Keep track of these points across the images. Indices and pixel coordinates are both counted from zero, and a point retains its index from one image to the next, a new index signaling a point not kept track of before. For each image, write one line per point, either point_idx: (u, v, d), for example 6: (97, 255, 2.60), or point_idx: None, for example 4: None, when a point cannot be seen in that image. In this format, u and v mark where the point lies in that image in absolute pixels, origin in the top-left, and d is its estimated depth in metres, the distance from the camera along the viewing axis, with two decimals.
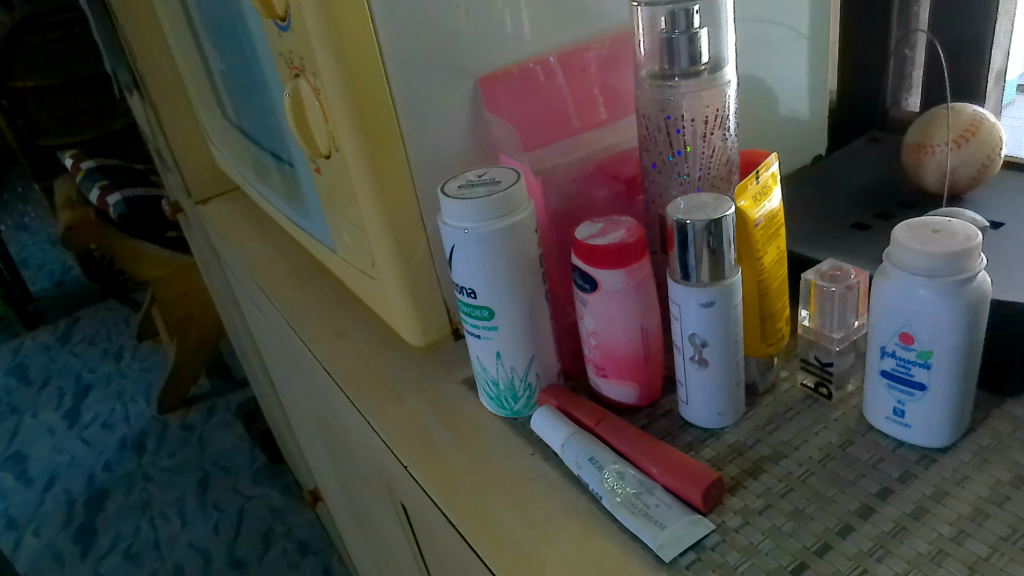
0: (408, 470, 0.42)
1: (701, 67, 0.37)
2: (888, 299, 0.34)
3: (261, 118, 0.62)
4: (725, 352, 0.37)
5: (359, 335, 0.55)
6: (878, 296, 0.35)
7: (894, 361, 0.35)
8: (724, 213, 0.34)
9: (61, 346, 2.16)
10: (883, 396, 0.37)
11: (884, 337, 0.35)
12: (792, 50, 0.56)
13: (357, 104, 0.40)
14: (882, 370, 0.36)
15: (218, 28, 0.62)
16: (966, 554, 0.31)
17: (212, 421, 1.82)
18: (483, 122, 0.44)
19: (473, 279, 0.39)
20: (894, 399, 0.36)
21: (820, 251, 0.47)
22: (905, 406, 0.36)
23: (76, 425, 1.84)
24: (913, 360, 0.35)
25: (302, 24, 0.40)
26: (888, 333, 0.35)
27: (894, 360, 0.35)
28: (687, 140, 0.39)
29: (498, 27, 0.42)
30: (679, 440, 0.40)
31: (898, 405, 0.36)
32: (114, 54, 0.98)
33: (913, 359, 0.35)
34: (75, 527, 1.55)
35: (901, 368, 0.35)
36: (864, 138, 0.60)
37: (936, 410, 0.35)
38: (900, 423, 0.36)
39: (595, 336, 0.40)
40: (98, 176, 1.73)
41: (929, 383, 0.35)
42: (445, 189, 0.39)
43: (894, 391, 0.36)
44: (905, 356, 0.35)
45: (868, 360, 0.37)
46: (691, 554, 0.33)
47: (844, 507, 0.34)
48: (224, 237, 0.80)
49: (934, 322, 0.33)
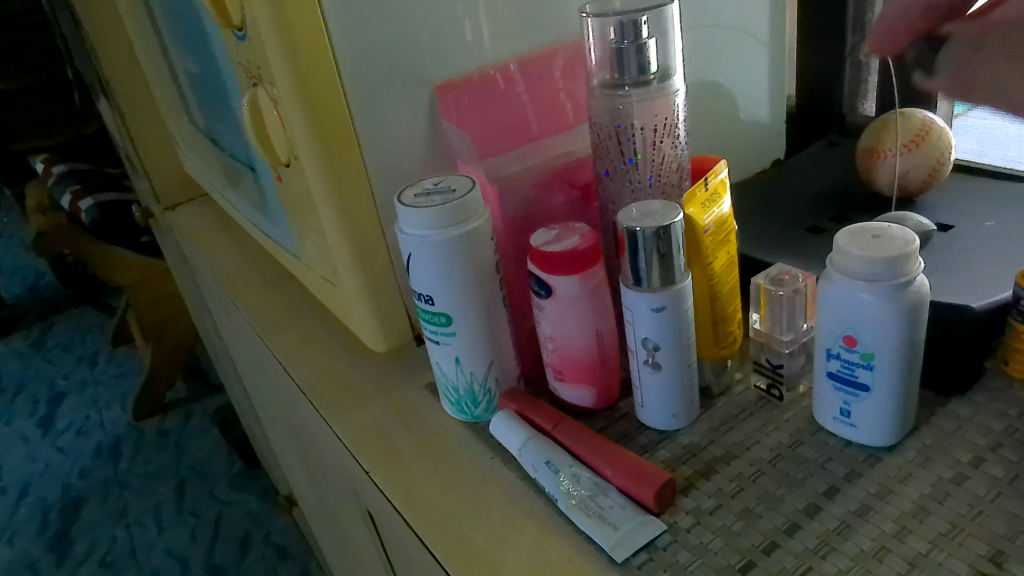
0: (370, 474, 0.43)
1: (650, 77, 0.38)
2: (833, 302, 0.35)
3: (226, 125, 0.62)
4: (678, 355, 0.38)
5: (325, 341, 0.55)
6: (823, 300, 0.36)
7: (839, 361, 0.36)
8: (672, 220, 0.35)
9: (35, 352, 2.14)
10: (831, 397, 0.38)
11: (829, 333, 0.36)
12: (750, 55, 0.57)
13: (313, 113, 0.40)
14: (828, 372, 0.37)
15: (183, 34, 0.62)
16: (907, 550, 0.32)
17: (189, 426, 1.81)
18: (440, 130, 0.44)
19: (430, 286, 0.40)
20: (841, 400, 0.37)
21: (775, 254, 0.48)
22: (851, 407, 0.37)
23: (50, 432, 1.82)
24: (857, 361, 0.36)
25: (258, 35, 0.40)
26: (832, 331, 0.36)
27: (839, 362, 0.36)
28: (637, 148, 0.39)
29: (455, 37, 0.43)
30: (635, 442, 0.40)
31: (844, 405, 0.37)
32: (81, 59, 0.97)
33: (858, 361, 0.35)
34: (49, 535, 1.53)
35: (847, 367, 0.36)
36: (822, 142, 0.61)
37: (880, 412, 0.36)
38: (846, 423, 0.37)
39: (552, 341, 0.41)
40: (70, 181, 1.71)
41: (873, 384, 0.35)
42: (401, 198, 0.39)
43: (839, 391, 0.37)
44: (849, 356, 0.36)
45: (816, 363, 0.38)
46: (643, 554, 0.34)
47: (792, 506, 0.35)
48: (192, 244, 0.80)
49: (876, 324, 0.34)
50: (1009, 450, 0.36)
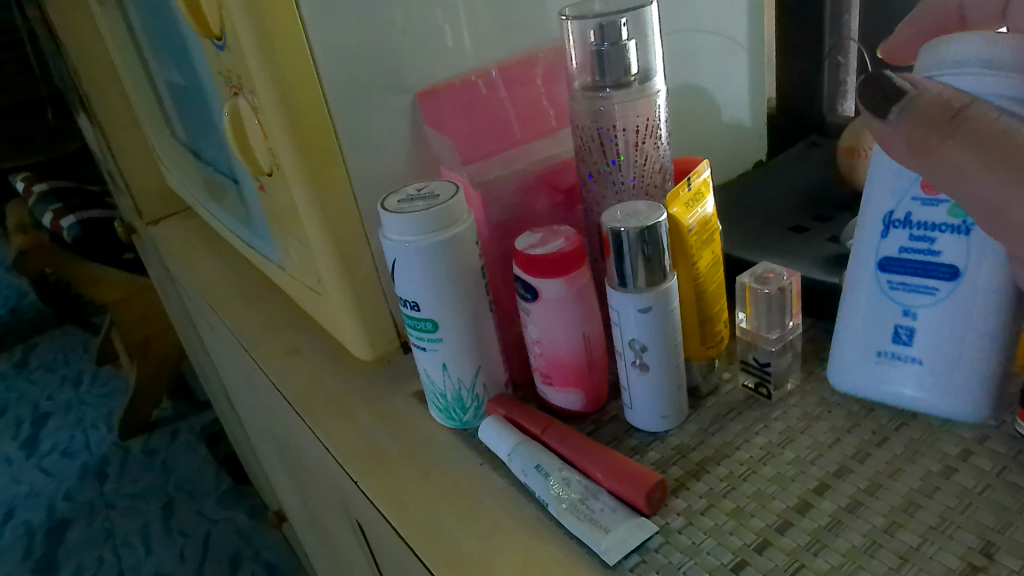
0: (359, 484, 0.42)
1: (630, 78, 0.38)
2: (894, 173, 0.36)
3: (208, 137, 0.61)
4: (665, 356, 0.38)
5: (311, 351, 0.55)
6: (875, 175, 0.36)
7: (899, 248, 0.36)
8: (656, 220, 0.35)
9: (18, 373, 2.11)
10: (890, 304, 0.37)
11: (889, 214, 0.36)
12: (731, 58, 0.57)
13: (295, 121, 0.40)
14: (887, 258, 0.37)
15: (162, 47, 0.62)
16: (898, 544, 0.32)
17: (176, 444, 1.79)
18: (423, 136, 0.44)
19: (415, 292, 0.39)
20: (902, 301, 0.37)
21: (759, 255, 0.48)
22: (917, 307, 0.36)
23: (34, 454, 1.80)
24: (921, 247, 0.36)
25: (237, 44, 0.40)
26: (893, 220, 0.36)
27: (905, 235, 0.36)
28: (620, 149, 0.40)
29: (436, 43, 0.43)
30: (625, 444, 0.40)
31: (906, 306, 0.37)
32: (60, 76, 0.97)
33: (937, 223, 0.35)
34: (35, 558, 1.51)
35: (911, 257, 0.36)
36: (804, 143, 0.61)
37: (954, 314, 0.35)
38: (906, 342, 0.37)
39: (540, 344, 0.41)
40: (51, 199, 1.69)
41: (955, 260, 0.35)
42: (384, 205, 0.39)
43: (899, 292, 0.37)
44: (917, 238, 0.36)
45: (864, 258, 0.38)
46: (635, 557, 0.34)
47: (783, 504, 0.35)
48: (176, 258, 0.79)
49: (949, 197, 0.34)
50: (996, 442, 0.36)
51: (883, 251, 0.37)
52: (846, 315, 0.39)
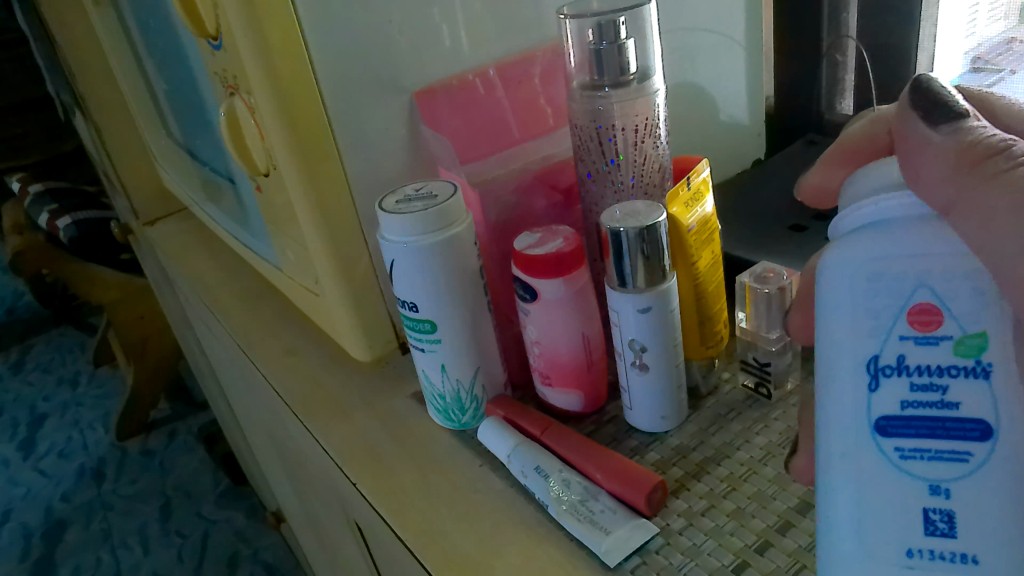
0: (357, 486, 0.42)
1: (629, 78, 0.38)
2: (849, 330, 0.27)
3: (205, 137, 0.61)
4: (665, 356, 0.38)
5: (309, 352, 0.55)
6: (835, 319, 0.27)
7: (902, 403, 0.26)
8: (656, 219, 0.35)
9: (15, 375, 2.11)
10: (923, 475, 0.25)
11: (874, 357, 0.26)
12: (729, 56, 0.57)
13: (292, 121, 0.40)
14: (886, 416, 0.26)
15: (158, 47, 0.61)
16: None
17: (174, 445, 1.79)
18: (421, 136, 0.44)
19: (414, 293, 0.39)
20: (936, 465, 0.25)
21: (759, 254, 0.48)
22: (945, 481, 0.25)
23: (31, 455, 1.79)
24: (929, 400, 0.25)
25: (234, 43, 0.40)
26: (882, 367, 0.26)
27: (909, 381, 0.26)
28: (619, 149, 0.39)
29: (434, 42, 0.42)
30: (625, 445, 0.40)
31: (932, 479, 0.25)
32: (56, 76, 0.96)
33: (944, 361, 0.25)
34: (32, 560, 1.51)
35: (917, 413, 0.26)
36: (803, 140, 0.62)
37: (994, 489, 0.24)
38: (942, 508, 0.25)
39: (539, 345, 0.41)
40: (47, 200, 1.69)
41: (976, 415, 0.25)
42: (382, 205, 0.39)
43: (914, 462, 0.25)
44: (919, 388, 0.25)
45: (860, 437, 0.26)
46: (635, 558, 0.33)
47: (784, 505, 0.35)
48: (172, 258, 0.79)
49: (956, 330, 0.25)
50: None
51: (875, 410, 0.26)
52: (847, 484, 0.27)
